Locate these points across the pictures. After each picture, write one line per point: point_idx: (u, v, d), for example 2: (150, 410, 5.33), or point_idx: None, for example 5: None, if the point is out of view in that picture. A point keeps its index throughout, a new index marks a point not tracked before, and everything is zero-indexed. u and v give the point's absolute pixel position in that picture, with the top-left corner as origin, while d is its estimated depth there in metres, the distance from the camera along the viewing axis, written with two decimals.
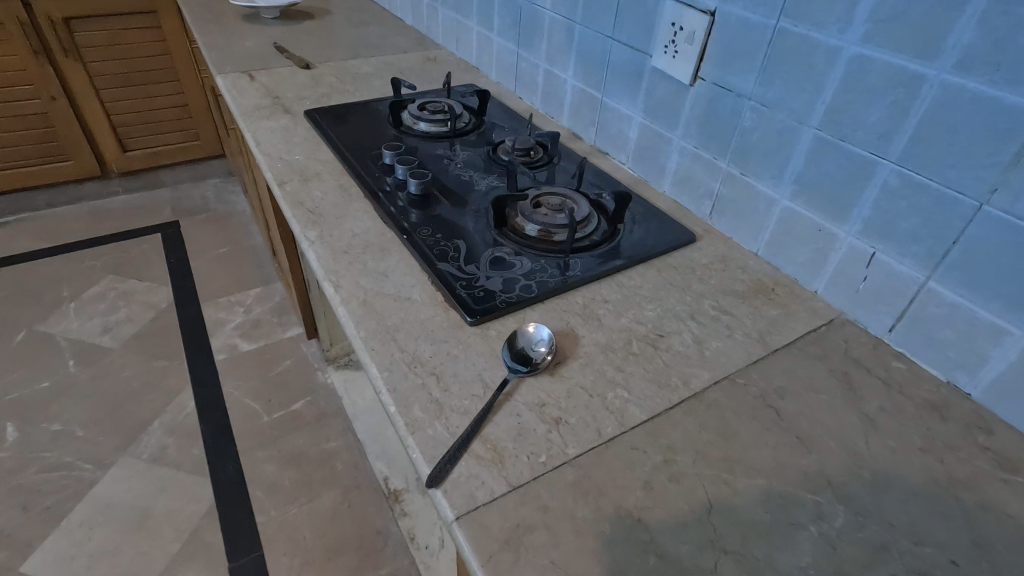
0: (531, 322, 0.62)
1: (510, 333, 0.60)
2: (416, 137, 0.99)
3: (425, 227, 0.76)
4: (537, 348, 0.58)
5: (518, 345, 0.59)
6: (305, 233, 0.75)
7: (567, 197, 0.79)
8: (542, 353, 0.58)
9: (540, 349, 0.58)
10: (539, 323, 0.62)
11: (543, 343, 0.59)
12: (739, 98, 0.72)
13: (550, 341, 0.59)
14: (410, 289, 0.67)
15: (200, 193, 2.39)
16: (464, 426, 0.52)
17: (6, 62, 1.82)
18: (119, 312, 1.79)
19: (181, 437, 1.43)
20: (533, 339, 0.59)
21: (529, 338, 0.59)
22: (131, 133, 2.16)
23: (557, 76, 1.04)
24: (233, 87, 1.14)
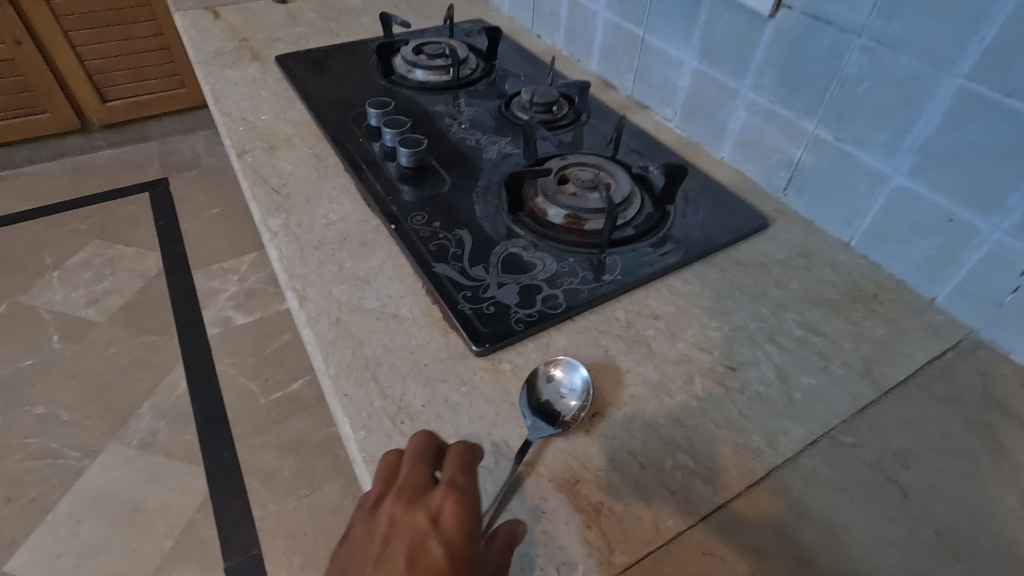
0: (558, 358, 0.46)
1: (531, 374, 0.45)
2: (410, 89, 0.80)
3: (420, 212, 0.59)
4: (563, 395, 0.43)
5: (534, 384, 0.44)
6: (267, 221, 0.59)
7: (601, 169, 0.62)
8: (573, 408, 0.42)
9: (571, 402, 0.43)
10: (569, 360, 0.46)
11: (575, 387, 0.44)
12: (842, 34, 0.53)
13: (583, 384, 0.44)
14: (398, 301, 0.51)
15: (190, 147, 2.21)
16: None
17: None
18: (106, 280, 1.66)
19: (173, 421, 1.33)
20: (555, 382, 0.44)
21: (552, 382, 0.44)
22: (110, 82, 1.98)
23: (585, 7, 0.83)
24: (192, 27, 0.94)
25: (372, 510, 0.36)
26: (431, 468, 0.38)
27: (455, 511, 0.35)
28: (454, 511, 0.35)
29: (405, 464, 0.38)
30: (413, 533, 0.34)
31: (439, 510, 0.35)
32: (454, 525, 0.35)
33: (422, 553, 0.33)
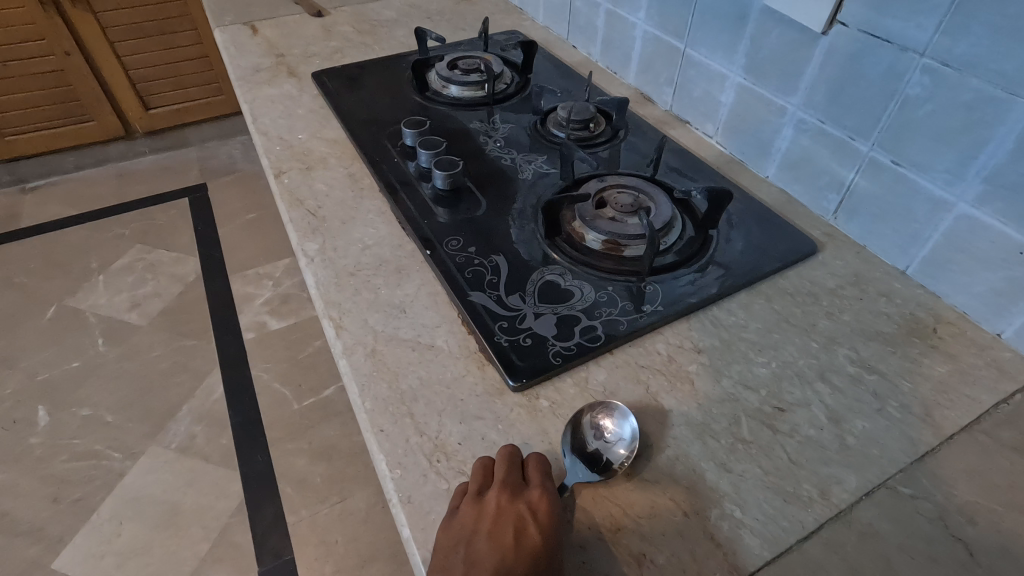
0: (605, 405, 0.44)
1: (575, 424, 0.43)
2: (445, 105, 0.79)
3: (455, 237, 0.59)
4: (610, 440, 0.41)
5: (571, 433, 0.43)
6: (303, 245, 0.59)
7: (642, 192, 0.60)
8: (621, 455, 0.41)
9: (618, 450, 0.41)
10: (615, 407, 0.44)
11: (620, 429, 0.42)
12: (902, 53, 0.50)
13: (623, 423, 0.43)
14: (434, 331, 0.50)
15: (227, 152, 2.26)
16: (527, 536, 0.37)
17: (15, 17, 1.70)
18: (147, 285, 1.71)
19: (210, 425, 1.37)
20: (597, 430, 0.42)
21: (599, 431, 0.42)
22: (152, 90, 2.04)
23: (623, 19, 0.81)
24: (231, 44, 0.96)
25: (475, 498, 0.38)
26: (518, 467, 0.40)
27: (551, 509, 0.38)
28: (550, 507, 0.38)
29: (500, 461, 0.40)
30: (515, 522, 0.37)
31: (535, 506, 0.38)
32: (550, 519, 0.37)
33: (523, 541, 0.36)
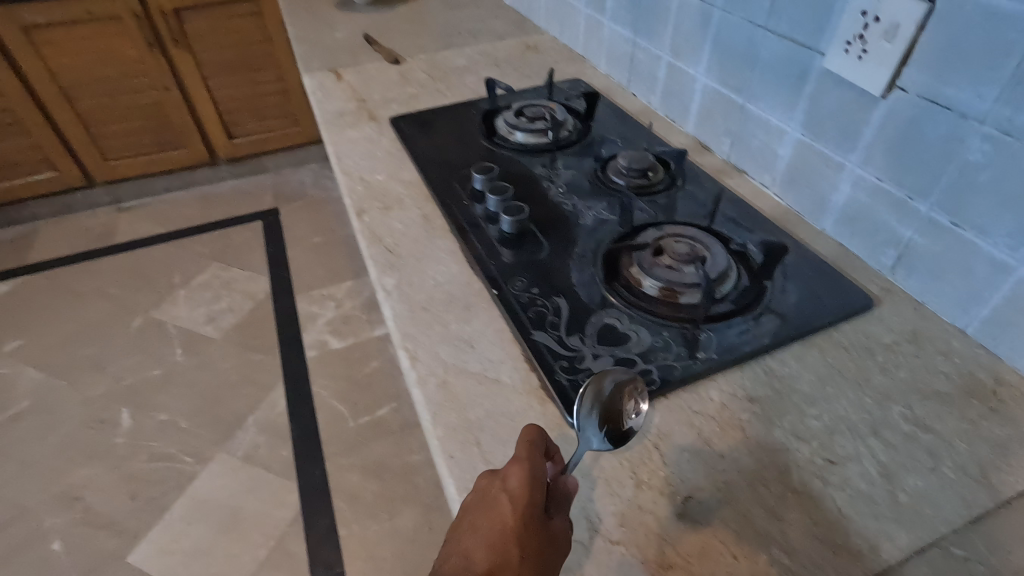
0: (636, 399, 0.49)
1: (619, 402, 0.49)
2: (511, 150, 0.85)
3: (519, 278, 0.63)
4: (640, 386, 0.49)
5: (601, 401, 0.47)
6: (382, 280, 0.65)
7: (698, 241, 0.63)
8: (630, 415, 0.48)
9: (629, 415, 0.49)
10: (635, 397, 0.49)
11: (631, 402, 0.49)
12: (962, 120, 0.51)
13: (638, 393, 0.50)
14: (499, 366, 0.55)
15: (299, 179, 2.41)
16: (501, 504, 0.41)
17: (126, 56, 1.92)
18: (222, 300, 1.84)
19: (272, 436, 1.45)
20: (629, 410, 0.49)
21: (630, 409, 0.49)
22: (237, 122, 2.23)
23: (684, 72, 0.85)
24: (319, 89, 1.06)
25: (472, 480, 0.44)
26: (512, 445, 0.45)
27: (520, 478, 0.41)
28: (519, 477, 0.41)
29: None
30: (489, 493, 0.41)
31: (506, 477, 0.41)
32: (519, 487, 0.41)
33: (497, 509, 0.40)
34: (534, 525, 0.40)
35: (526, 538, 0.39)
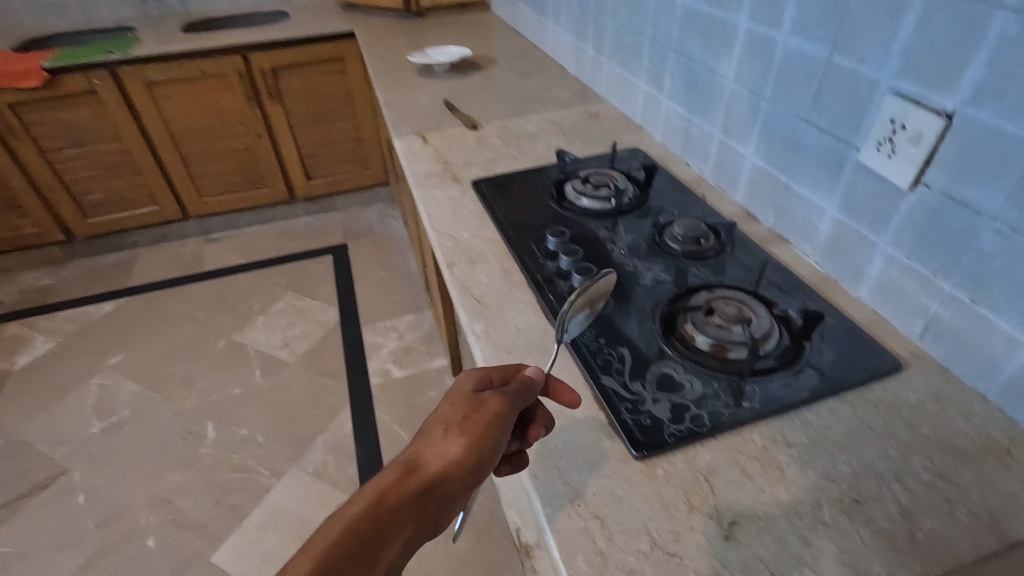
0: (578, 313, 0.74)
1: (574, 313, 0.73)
2: (578, 214, 0.98)
3: (588, 329, 0.75)
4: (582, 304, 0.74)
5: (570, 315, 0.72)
6: (471, 325, 0.78)
7: (744, 304, 0.74)
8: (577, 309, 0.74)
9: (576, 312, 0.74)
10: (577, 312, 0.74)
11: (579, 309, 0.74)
12: (977, 215, 0.61)
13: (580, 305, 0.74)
14: (572, 404, 0.66)
15: (366, 217, 2.62)
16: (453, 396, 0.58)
17: (228, 107, 2.18)
18: (296, 327, 2.02)
19: (340, 455, 1.58)
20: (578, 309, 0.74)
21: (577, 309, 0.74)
22: (315, 165, 2.46)
23: (734, 149, 0.97)
24: (409, 151, 1.22)
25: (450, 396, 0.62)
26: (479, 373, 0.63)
27: (468, 376, 0.60)
28: (467, 376, 0.60)
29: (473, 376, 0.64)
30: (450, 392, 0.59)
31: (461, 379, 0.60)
32: (466, 381, 0.59)
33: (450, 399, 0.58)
34: (468, 403, 0.56)
35: (456, 413, 0.56)
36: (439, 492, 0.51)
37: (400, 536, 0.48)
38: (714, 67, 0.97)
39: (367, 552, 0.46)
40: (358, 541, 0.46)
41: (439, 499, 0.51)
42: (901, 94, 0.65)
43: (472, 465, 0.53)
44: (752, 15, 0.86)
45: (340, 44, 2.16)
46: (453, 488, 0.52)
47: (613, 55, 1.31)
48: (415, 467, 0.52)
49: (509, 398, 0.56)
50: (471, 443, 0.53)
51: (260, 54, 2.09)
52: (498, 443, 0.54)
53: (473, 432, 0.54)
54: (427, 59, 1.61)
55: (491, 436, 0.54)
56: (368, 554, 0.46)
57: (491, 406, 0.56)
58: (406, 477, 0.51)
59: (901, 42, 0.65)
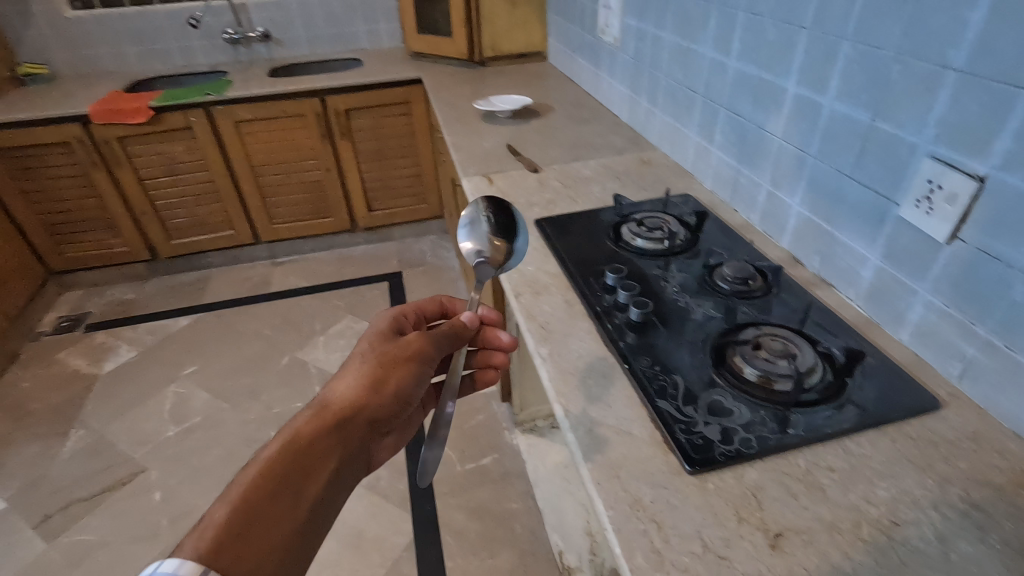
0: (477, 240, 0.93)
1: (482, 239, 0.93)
2: (633, 253, 1.07)
3: (644, 357, 0.83)
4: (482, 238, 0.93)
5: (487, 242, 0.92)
6: (538, 349, 0.87)
7: (790, 341, 0.80)
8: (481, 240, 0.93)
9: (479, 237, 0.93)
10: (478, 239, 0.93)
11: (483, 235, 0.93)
12: (1009, 268, 0.67)
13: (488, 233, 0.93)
14: (631, 423, 0.74)
15: (420, 247, 2.77)
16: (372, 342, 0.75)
17: (304, 143, 2.39)
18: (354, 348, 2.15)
19: (392, 470, 1.68)
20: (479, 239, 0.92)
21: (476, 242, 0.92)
22: (377, 197, 2.63)
23: (781, 199, 1.05)
24: (476, 191, 1.35)
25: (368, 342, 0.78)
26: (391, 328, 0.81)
27: (384, 329, 0.78)
28: (383, 327, 0.78)
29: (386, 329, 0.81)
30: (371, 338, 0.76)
31: (378, 331, 0.78)
32: (381, 332, 0.77)
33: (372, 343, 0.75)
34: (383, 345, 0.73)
35: (376, 352, 0.72)
36: (363, 413, 0.66)
37: (334, 455, 0.62)
38: (764, 124, 1.06)
39: (304, 468, 0.59)
40: (295, 454, 0.59)
41: (363, 418, 0.65)
42: (938, 158, 0.73)
43: (393, 391, 0.69)
44: (800, 81, 0.95)
45: (407, 89, 2.36)
46: (376, 411, 0.67)
47: (666, 108, 1.42)
48: (335, 399, 0.66)
49: (426, 337, 0.74)
50: (390, 372, 0.70)
51: (336, 97, 2.30)
52: (413, 373, 0.71)
53: (388, 362, 0.70)
54: (492, 106, 1.75)
55: (407, 369, 0.71)
56: (305, 462, 0.59)
57: (409, 344, 0.72)
58: (331, 406, 0.65)
59: (936, 113, 0.73)
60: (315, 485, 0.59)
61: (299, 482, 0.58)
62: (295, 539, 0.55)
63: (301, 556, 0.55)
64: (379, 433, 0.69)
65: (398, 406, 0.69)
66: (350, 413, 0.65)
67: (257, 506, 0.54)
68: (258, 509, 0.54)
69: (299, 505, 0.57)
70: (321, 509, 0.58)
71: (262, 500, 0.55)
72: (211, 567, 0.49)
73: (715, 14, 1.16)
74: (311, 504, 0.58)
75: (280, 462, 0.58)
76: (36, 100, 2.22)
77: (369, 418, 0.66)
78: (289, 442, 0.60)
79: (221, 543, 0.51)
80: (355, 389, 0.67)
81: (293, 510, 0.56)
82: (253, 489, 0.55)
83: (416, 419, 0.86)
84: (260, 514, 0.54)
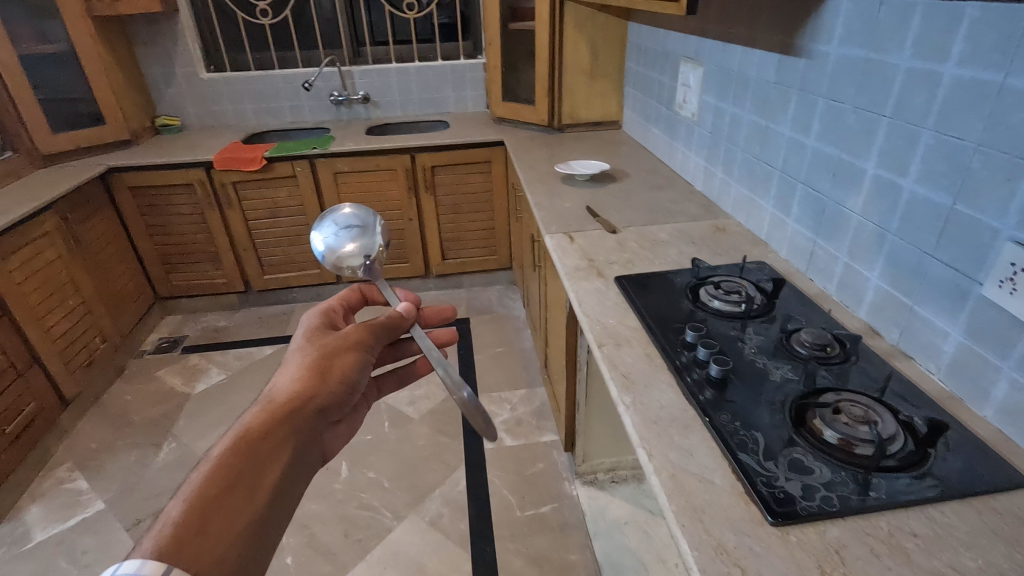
0: (345, 245, 1.04)
1: (351, 243, 1.04)
2: (711, 315, 1.13)
3: (724, 412, 0.88)
4: (360, 241, 1.04)
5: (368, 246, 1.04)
6: (621, 396, 0.93)
7: (870, 409, 0.83)
8: (353, 239, 1.05)
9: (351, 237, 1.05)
10: (345, 244, 1.04)
11: (357, 241, 1.04)
12: None
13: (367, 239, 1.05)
14: (713, 472, 0.78)
15: (487, 296, 2.89)
16: (306, 338, 0.78)
17: (390, 194, 2.61)
18: (422, 387, 2.26)
19: (454, 509, 1.73)
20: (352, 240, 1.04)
21: (350, 243, 1.04)
22: (451, 247, 2.80)
23: (859, 271, 1.09)
24: (558, 247, 1.45)
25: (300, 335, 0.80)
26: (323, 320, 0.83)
27: (318, 324, 0.81)
28: (317, 322, 0.81)
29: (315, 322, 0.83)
30: (307, 333, 0.79)
31: (312, 326, 0.81)
32: (316, 327, 0.80)
33: (308, 337, 0.78)
34: (323, 340, 0.77)
35: (317, 348, 0.75)
36: (312, 403, 0.69)
37: (287, 443, 0.63)
38: (842, 201, 1.12)
39: (257, 459, 0.60)
40: (249, 450, 0.60)
41: (314, 408, 0.68)
42: (1021, 242, 0.77)
43: (337, 380, 0.73)
44: (879, 164, 1.02)
45: (489, 150, 2.55)
46: (324, 398, 0.70)
47: (742, 180, 1.50)
48: (281, 394, 0.68)
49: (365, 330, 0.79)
50: (334, 364, 0.74)
51: (424, 154, 2.52)
52: (355, 366, 0.76)
53: (332, 357, 0.74)
54: (571, 170, 1.89)
55: (350, 363, 0.75)
56: (261, 457, 0.60)
57: (349, 338, 0.77)
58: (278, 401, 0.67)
59: (1018, 201, 0.78)
60: (272, 471, 0.60)
61: (254, 471, 0.59)
62: (258, 524, 0.56)
63: (268, 536, 0.56)
64: (328, 420, 0.72)
65: (345, 393, 0.73)
66: (299, 403, 0.67)
67: (214, 499, 0.55)
68: (217, 502, 0.55)
69: (257, 491, 0.58)
70: (281, 495, 0.59)
71: (219, 493, 0.55)
72: (175, 560, 0.49)
73: (795, 99, 1.25)
74: (271, 491, 0.59)
75: (232, 456, 0.58)
76: (169, 147, 2.55)
77: (318, 405, 0.69)
78: (238, 437, 0.61)
79: (182, 538, 0.51)
80: (298, 383, 0.70)
81: (252, 496, 0.57)
82: (206, 483, 0.56)
83: (362, 410, 0.86)
84: (217, 507, 0.54)
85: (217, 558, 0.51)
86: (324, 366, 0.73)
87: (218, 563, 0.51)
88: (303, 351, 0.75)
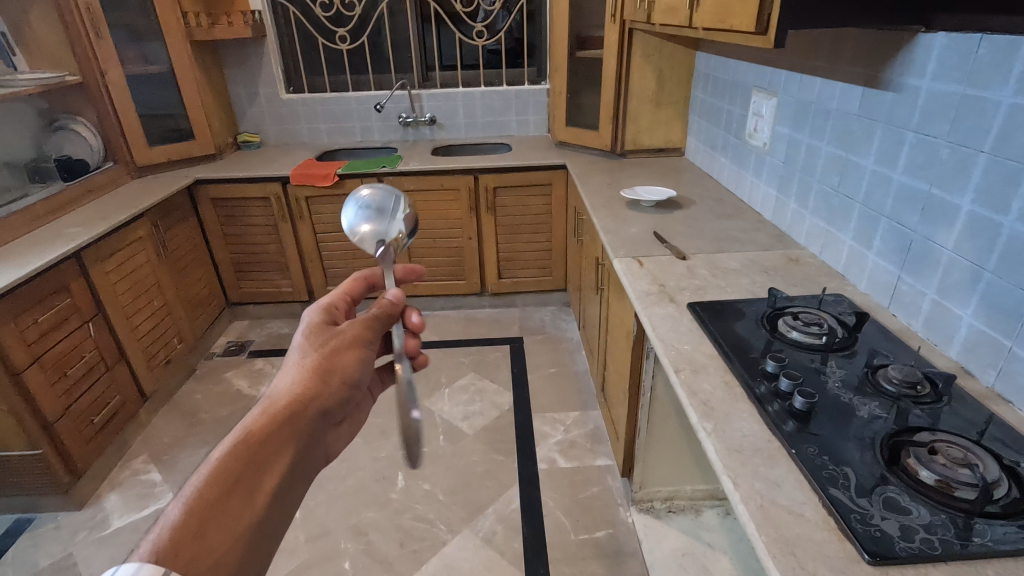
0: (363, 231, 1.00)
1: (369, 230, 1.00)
2: (790, 346, 1.11)
3: (811, 445, 0.87)
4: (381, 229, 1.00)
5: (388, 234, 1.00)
6: (702, 423, 0.93)
7: (969, 452, 0.80)
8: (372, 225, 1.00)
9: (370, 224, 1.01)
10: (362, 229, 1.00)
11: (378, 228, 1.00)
12: None
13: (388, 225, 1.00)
14: (802, 505, 0.78)
15: (541, 316, 2.91)
16: (307, 334, 0.77)
17: (452, 212, 2.68)
18: (476, 404, 2.29)
19: (507, 527, 1.73)
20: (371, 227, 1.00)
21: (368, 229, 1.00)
22: (508, 266, 2.85)
23: (949, 309, 1.06)
24: (628, 271, 1.47)
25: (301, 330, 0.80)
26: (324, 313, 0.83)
27: (320, 319, 0.80)
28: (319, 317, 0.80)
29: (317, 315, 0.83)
30: (310, 329, 0.78)
31: (314, 321, 0.80)
32: (318, 323, 0.80)
33: (310, 335, 0.77)
34: (325, 339, 0.76)
35: (319, 347, 0.75)
36: (314, 406, 0.69)
37: (286, 448, 0.64)
38: (932, 236, 1.10)
39: (256, 463, 0.61)
40: (251, 452, 0.61)
41: (315, 411, 0.69)
42: None
43: (339, 382, 0.73)
44: (975, 200, 1.00)
45: (551, 172, 2.60)
46: (324, 401, 0.71)
47: (817, 211, 1.49)
48: (284, 395, 0.69)
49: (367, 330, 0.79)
50: (335, 366, 0.74)
51: (487, 174, 2.59)
52: (355, 369, 0.76)
53: (334, 360, 0.74)
54: (637, 196, 1.91)
55: (351, 365, 0.76)
56: (263, 460, 0.61)
57: (351, 340, 0.77)
58: (281, 404, 0.67)
59: None
60: (270, 475, 0.61)
61: (254, 475, 0.60)
62: (257, 529, 0.57)
63: (265, 541, 0.58)
64: (327, 421, 0.72)
65: (344, 396, 0.74)
66: (301, 407, 0.68)
67: (213, 503, 0.56)
68: (218, 505, 0.56)
69: (256, 496, 0.59)
70: (279, 498, 0.61)
71: (218, 497, 0.56)
72: (174, 563, 0.50)
73: (880, 132, 1.24)
74: (270, 496, 0.60)
75: (234, 460, 0.59)
76: (250, 162, 2.71)
77: (317, 408, 0.70)
78: (238, 439, 0.62)
79: (183, 540, 0.52)
80: (299, 384, 0.70)
81: (251, 501, 0.58)
82: (207, 486, 0.56)
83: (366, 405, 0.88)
84: (217, 510, 0.55)
85: (215, 562, 0.53)
86: (326, 368, 0.73)
87: (216, 565, 0.52)
88: (306, 351, 0.75)
